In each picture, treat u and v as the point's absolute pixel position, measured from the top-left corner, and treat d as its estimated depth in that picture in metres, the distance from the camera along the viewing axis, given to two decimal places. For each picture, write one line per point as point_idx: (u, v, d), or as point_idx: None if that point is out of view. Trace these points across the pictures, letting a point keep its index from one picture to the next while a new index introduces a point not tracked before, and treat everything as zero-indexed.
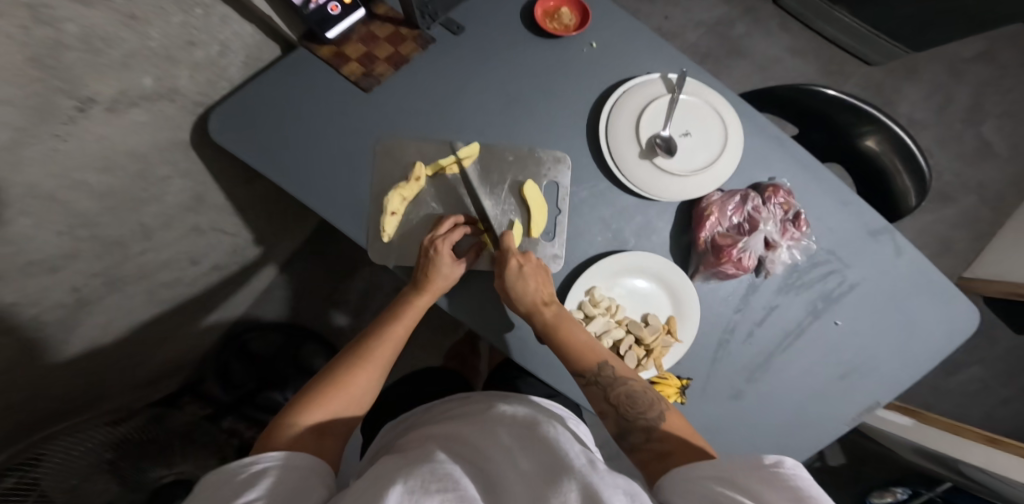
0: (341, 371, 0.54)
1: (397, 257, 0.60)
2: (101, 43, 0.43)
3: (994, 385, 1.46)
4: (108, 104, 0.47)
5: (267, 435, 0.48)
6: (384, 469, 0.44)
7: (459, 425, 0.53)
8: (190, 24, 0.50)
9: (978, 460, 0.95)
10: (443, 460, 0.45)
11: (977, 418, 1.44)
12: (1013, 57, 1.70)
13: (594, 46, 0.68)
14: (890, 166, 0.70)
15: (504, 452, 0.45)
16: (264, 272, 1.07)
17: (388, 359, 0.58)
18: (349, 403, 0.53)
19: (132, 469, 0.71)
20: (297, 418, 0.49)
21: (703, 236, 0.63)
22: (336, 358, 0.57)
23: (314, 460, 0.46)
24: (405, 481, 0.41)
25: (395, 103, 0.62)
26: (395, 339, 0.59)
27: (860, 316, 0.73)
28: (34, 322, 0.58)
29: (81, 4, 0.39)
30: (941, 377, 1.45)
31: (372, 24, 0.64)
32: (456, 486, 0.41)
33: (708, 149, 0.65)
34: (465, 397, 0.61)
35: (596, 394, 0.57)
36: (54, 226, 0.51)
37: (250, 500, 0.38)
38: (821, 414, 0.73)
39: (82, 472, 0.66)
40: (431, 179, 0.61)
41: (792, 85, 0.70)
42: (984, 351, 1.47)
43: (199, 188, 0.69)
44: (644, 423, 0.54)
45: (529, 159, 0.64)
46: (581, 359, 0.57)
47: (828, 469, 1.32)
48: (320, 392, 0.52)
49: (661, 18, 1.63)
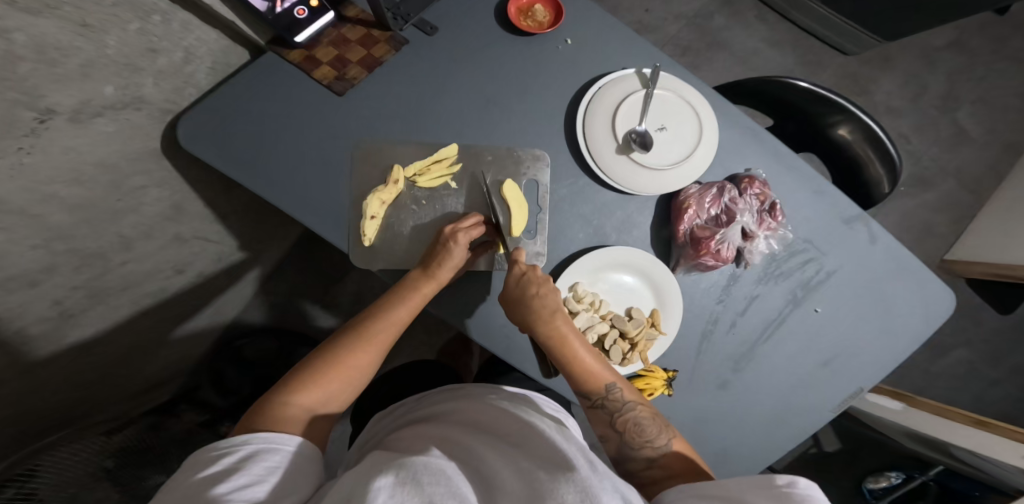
0: (340, 353, 0.54)
1: (382, 261, 0.60)
2: (56, 53, 0.42)
3: (982, 367, 1.49)
4: (71, 114, 0.46)
5: (258, 413, 0.48)
6: (373, 462, 0.44)
7: (447, 427, 0.53)
8: (148, 31, 0.48)
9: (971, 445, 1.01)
10: (435, 455, 0.45)
11: (967, 400, 1.47)
12: (984, 46, 1.73)
13: (569, 43, 0.68)
14: (862, 155, 0.71)
15: (502, 456, 0.45)
16: (250, 280, 1.06)
17: (387, 342, 0.57)
18: (342, 384, 0.53)
19: (129, 478, 0.69)
20: (290, 397, 0.49)
21: (682, 229, 0.64)
22: (335, 335, 0.56)
23: (299, 444, 0.46)
24: (395, 473, 0.41)
25: (370, 105, 0.62)
26: (397, 324, 0.57)
27: (840, 302, 0.74)
28: (19, 336, 0.57)
29: (30, 14, 0.38)
30: (929, 360, 1.49)
31: (342, 26, 0.63)
32: (447, 481, 0.41)
33: (684, 143, 0.66)
34: (454, 389, 0.62)
35: (602, 418, 0.57)
36: (28, 239, 0.50)
37: (237, 486, 0.39)
38: (807, 402, 0.74)
39: (77, 486, 0.64)
40: (411, 182, 0.61)
41: (765, 78, 0.71)
42: (970, 332, 1.50)
43: (177, 197, 0.68)
44: (649, 452, 0.54)
45: (508, 158, 0.64)
46: (590, 380, 0.58)
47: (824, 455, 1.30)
48: (313, 372, 0.52)
49: (641, 11, 1.64)
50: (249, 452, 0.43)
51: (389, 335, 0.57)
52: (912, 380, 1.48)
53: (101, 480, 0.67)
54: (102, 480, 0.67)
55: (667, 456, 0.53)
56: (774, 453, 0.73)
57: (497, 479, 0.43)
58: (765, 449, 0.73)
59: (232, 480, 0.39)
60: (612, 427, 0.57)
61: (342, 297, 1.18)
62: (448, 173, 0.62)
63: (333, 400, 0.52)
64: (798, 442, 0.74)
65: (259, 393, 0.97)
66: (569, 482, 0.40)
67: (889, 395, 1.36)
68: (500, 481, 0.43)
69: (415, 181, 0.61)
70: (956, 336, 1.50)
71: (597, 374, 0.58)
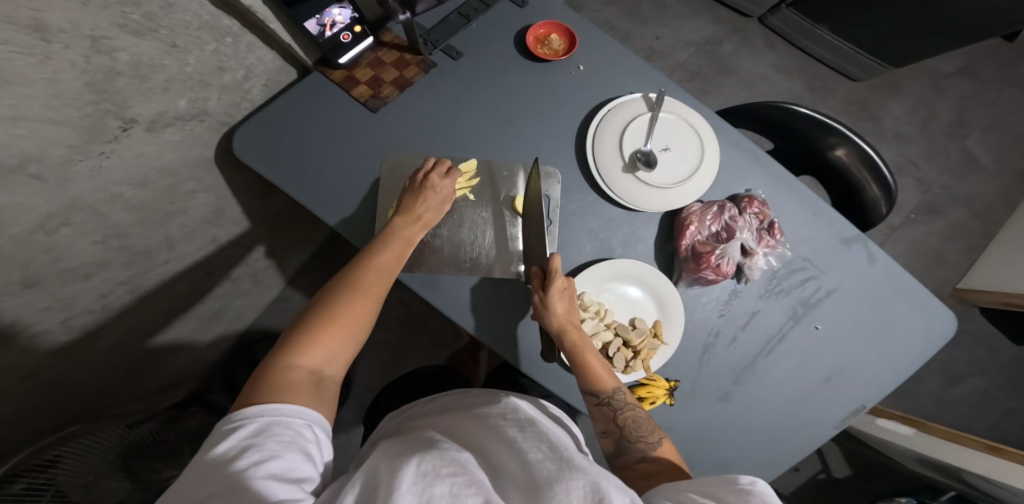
0: (334, 308, 0.55)
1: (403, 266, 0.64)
2: (148, 70, 0.49)
3: (998, 396, 1.48)
4: (148, 124, 0.53)
5: (263, 379, 0.49)
6: (390, 452, 0.48)
7: (457, 418, 0.57)
8: (220, 52, 0.55)
9: (980, 467, 0.99)
10: (448, 448, 0.48)
11: (985, 429, 1.45)
12: (992, 73, 1.78)
13: (581, 68, 0.73)
14: (859, 178, 0.75)
15: (509, 447, 0.49)
16: (274, 283, 1.11)
17: (379, 291, 0.58)
18: (344, 341, 0.55)
19: (144, 468, 0.71)
20: (294, 360, 0.51)
21: (684, 244, 0.67)
22: (322, 293, 0.57)
23: (311, 417, 0.48)
24: (418, 463, 0.43)
25: (398, 121, 0.68)
26: (384, 271, 0.59)
27: (839, 320, 0.77)
28: (68, 324, 0.62)
29: (134, 36, 0.45)
30: (942, 388, 1.48)
31: (380, 50, 0.69)
32: (466, 470, 0.44)
33: (686, 163, 0.71)
34: (467, 391, 0.65)
35: (606, 414, 0.60)
36: (90, 236, 0.56)
37: (250, 463, 0.41)
38: (808, 417, 0.76)
39: (95, 472, 0.66)
40: None
41: (766, 103, 0.76)
42: (984, 361, 1.50)
43: (220, 202, 0.74)
44: (644, 447, 0.57)
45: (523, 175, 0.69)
46: (598, 380, 0.61)
47: (834, 481, 1.38)
48: (310, 332, 0.53)
49: (653, 38, 1.70)
50: (257, 429, 0.44)
51: (379, 282, 0.59)
52: (923, 406, 1.47)
53: (117, 470, 0.68)
54: (120, 471, 0.68)
55: (660, 452, 0.57)
56: (779, 466, 0.75)
57: (507, 469, 0.47)
58: (770, 461, 0.75)
59: (248, 459, 0.41)
60: (614, 423, 0.60)
61: None
62: (467, 186, 0.67)
63: (337, 357, 0.54)
64: (803, 456, 0.75)
65: None
66: (575, 472, 0.44)
67: (902, 420, 1.30)
68: (509, 471, 0.47)
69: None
70: (970, 364, 1.50)
71: (602, 375, 0.61)
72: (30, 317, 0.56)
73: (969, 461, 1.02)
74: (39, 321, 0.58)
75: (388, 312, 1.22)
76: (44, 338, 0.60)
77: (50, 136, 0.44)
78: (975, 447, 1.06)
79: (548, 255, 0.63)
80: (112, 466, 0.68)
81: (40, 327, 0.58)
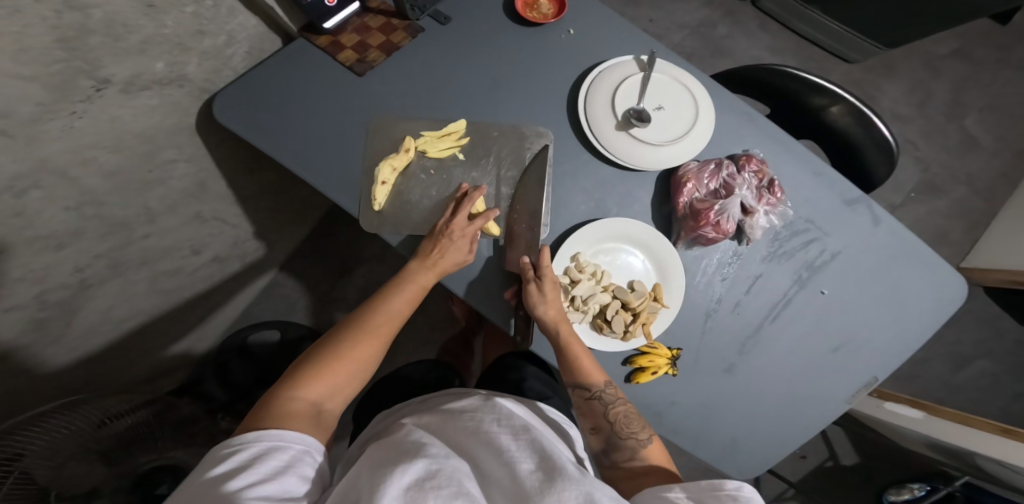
0: (341, 346, 0.57)
1: (391, 226, 0.63)
2: (122, 29, 0.50)
3: (1006, 380, 1.46)
4: (122, 86, 0.54)
5: (267, 408, 0.50)
6: (369, 465, 0.46)
7: (447, 415, 0.55)
8: (200, 14, 0.56)
9: (992, 452, 0.95)
10: (436, 454, 0.46)
11: (994, 413, 1.43)
12: (988, 55, 1.77)
13: (571, 32, 0.72)
14: (858, 134, 0.74)
15: (498, 454, 0.48)
16: (264, 270, 1.12)
17: (387, 333, 0.60)
18: (348, 379, 0.56)
19: (122, 454, 0.70)
20: (299, 392, 0.52)
21: (682, 202, 0.66)
22: (334, 331, 0.59)
23: (309, 442, 0.48)
24: (401, 477, 0.43)
25: (385, 86, 0.67)
26: (395, 316, 0.60)
27: (846, 286, 0.75)
28: (40, 304, 0.63)
29: None
30: (950, 372, 1.47)
31: (366, 16, 0.69)
32: (452, 483, 0.43)
33: (680, 121, 0.69)
34: (456, 392, 0.65)
35: (595, 408, 0.61)
36: (61, 202, 0.56)
37: (243, 485, 0.41)
38: (815, 388, 0.74)
39: (65, 454, 0.63)
40: (421, 152, 0.65)
41: (756, 66, 0.75)
42: (992, 344, 1.49)
43: (202, 174, 0.74)
44: (635, 444, 0.59)
45: (513, 134, 0.67)
46: (589, 376, 0.61)
47: (841, 468, 1.38)
48: (318, 367, 0.55)
49: (646, 21, 1.69)
50: (257, 454, 0.44)
51: (389, 328, 0.60)
52: (929, 390, 1.45)
53: (90, 454, 0.66)
54: (93, 456, 0.66)
55: (650, 449, 0.58)
56: (789, 444, 0.74)
57: (496, 478, 0.46)
58: (780, 437, 0.74)
59: (243, 478, 0.42)
60: (604, 418, 0.61)
61: (350, 291, 1.21)
62: (456, 146, 0.66)
63: (339, 394, 0.55)
64: (816, 430, 0.74)
65: (261, 386, 1.02)
66: (567, 482, 0.43)
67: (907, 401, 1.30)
68: (499, 478, 0.46)
69: (425, 151, 0.64)
70: (976, 346, 1.49)
71: (593, 373, 0.62)
72: (1, 286, 0.56)
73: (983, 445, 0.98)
74: (10, 293, 0.58)
75: None
76: (15, 314, 0.61)
77: (19, 92, 0.45)
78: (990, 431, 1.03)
79: (538, 248, 0.63)
80: (84, 450, 0.66)
81: (12, 300, 0.59)
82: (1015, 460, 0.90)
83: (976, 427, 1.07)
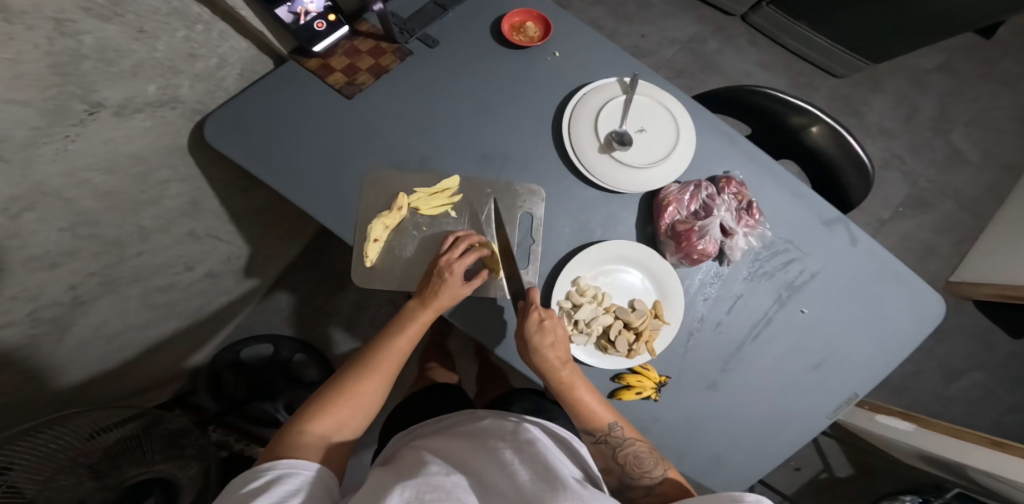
0: (348, 383, 0.60)
1: (379, 279, 0.65)
2: (114, 54, 0.51)
3: (997, 392, 1.48)
4: (115, 109, 0.55)
5: (280, 440, 0.55)
6: (380, 482, 0.51)
7: (455, 439, 0.59)
8: (191, 39, 0.58)
9: (984, 465, 0.94)
10: (436, 472, 0.51)
11: (987, 426, 1.45)
12: (972, 69, 1.80)
13: (557, 55, 0.74)
14: (834, 155, 0.76)
15: (502, 468, 0.50)
16: (257, 283, 1.13)
17: (394, 368, 0.62)
18: (355, 413, 0.59)
19: (109, 466, 0.69)
20: (307, 426, 0.56)
21: (664, 224, 0.68)
22: (344, 367, 0.62)
23: (316, 470, 0.52)
24: (401, 492, 0.47)
25: (374, 107, 0.68)
26: (401, 350, 0.63)
27: (824, 304, 0.77)
28: (32, 318, 0.63)
29: (99, 20, 0.48)
30: (942, 385, 1.48)
31: (355, 39, 0.71)
32: (451, 497, 0.47)
33: (662, 143, 0.71)
34: (471, 412, 0.68)
35: (604, 452, 0.61)
36: (56, 223, 0.57)
37: (252, 487, 0.48)
38: (797, 405, 0.75)
39: (53, 467, 0.64)
40: (413, 209, 0.66)
41: (736, 86, 0.77)
42: (983, 356, 1.50)
43: (196, 193, 0.75)
44: (648, 481, 0.59)
45: (507, 191, 0.68)
46: (593, 419, 0.62)
47: (835, 481, 1.38)
48: (328, 401, 0.58)
49: (638, 37, 1.72)
50: (274, 477, 0.49)
51: (395, 362, 0.62)
52: (923, 403, 1.46)
53: (78, 467, 0.66)
54: (81, 469, 0.66)
55: (664, 485, 0.58)
56: (771, 462, 0.75)
57: (498, 486, 0.48)
58: (762, 454, 0.75)
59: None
60: (614, 460, 0.60)
61: (342, 304, 1.22)
62: (448, 203, 0.67)
63: (349, 426, 0.58)
64: (796, 448, 0.75)
65: (253, 399, 1.05)
66: (568, 494, 0.45)
67: (899, 415, 1.25)
68: (499, 488, 0.48)
69: (417, 208, 0.65)
70: (967, 359, 1.50)
71: (599, 413, 0.62)
72: None
73: (969, 456, 0.98)
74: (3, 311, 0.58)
75: (372, 311, 1.22)
76: (9, 331, 0.61)
77: (15, 117, 0.46)
78: (979, 443, 1.01)
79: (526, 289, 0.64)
80: (71, 464, 0.66)
81: (4, 319, 0.59)
82: (1005, 472, 0.89)
83: (963, 439, 1.05)
